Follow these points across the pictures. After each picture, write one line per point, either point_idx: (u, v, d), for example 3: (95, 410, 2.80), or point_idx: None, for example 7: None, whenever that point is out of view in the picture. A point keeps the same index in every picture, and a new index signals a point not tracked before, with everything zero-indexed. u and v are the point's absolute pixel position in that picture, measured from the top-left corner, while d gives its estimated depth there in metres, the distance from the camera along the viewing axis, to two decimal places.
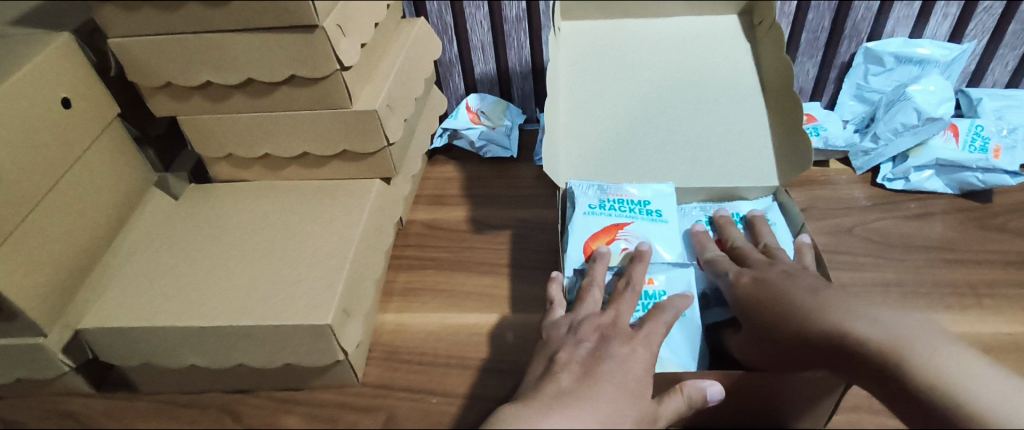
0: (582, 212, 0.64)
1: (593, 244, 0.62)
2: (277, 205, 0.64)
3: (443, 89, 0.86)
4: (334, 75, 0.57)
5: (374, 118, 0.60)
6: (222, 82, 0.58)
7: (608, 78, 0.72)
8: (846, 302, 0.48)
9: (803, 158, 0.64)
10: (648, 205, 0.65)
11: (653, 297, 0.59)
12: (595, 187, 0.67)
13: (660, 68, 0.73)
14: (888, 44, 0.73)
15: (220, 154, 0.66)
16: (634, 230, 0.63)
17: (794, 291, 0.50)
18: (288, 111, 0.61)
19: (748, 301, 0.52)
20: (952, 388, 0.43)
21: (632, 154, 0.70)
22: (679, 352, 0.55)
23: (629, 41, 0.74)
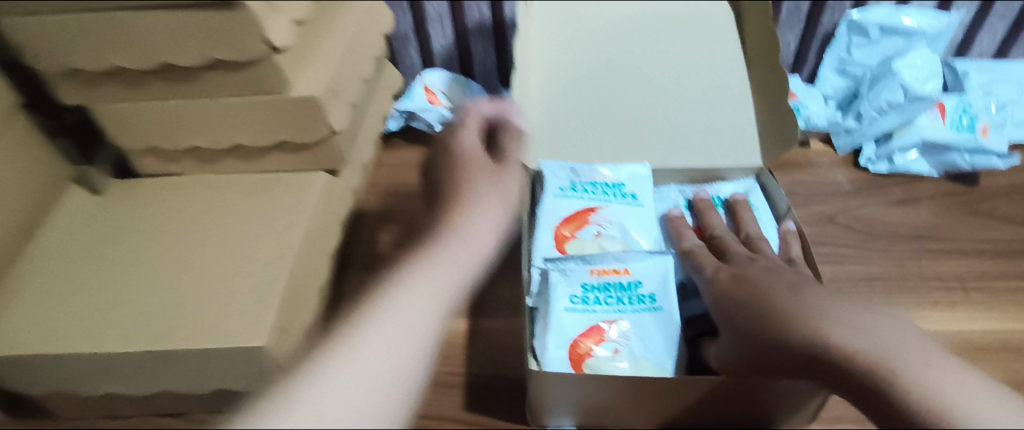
0: (552, 193, 0.56)
1: (564, 230, 0.55)
2: (210, 205, 0.58)
3: (398, 64, 0.78)
4: (264, 59, 0.50)
5: (313, 105, 0.53)
6: (135, 67, 0.51)
7: (578, 50, 0.65)
8: (827, 299, 0.38)
9: (789, 137, 0.58)
10: (623, 188, 0.58)
11: (628, 290, 0.51)
12: (567, 167, 0.58)
13: (635, 38, 0.66)
14: (873, 13, 0.67)
15: (142, 147, 0.59)
16: (608, 214, 0.55)
17: (776, 282, 0.41)
18: (215, 99, 0.53)
19: (724, 294, 0.44)
20: (955, 421, 0.32)
21: (606, 134, 0.63)
22: (656, 348, 0.48)
23: (601, 10, 0.67)
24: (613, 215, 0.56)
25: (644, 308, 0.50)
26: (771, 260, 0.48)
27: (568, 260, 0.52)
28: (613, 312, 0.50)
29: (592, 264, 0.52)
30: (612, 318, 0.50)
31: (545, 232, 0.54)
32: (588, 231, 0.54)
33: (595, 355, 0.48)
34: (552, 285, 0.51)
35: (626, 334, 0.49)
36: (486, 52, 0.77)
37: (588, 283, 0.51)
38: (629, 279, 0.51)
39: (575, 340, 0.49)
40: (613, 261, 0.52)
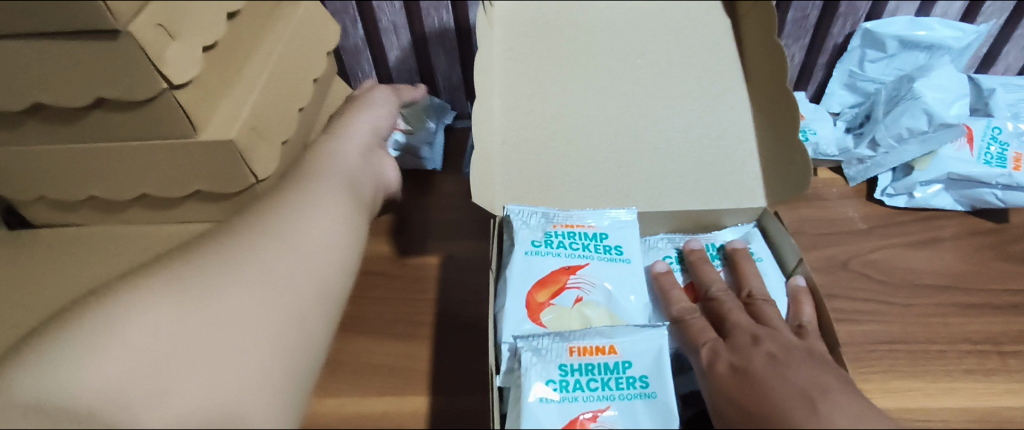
0: (523, 250, 0.48)
1: (538, 296, 0.46)
2: (113, 265, 0.48)
3: (350, 80, 0.69)
4: (163, 96, 0.40)
5: (231, 149, 0.44)
6: (3, 107, 0.41)
7: (552, 69, 0.55)
8: (855, 428, 0.34)
9: (801, 175, 0.49)
10: (606, 240, 0.50)
11: (613, 371, 0.42)
12: (539, 214, 0.50)
13: (619, 54, 0.56)
14: (891, 24, 0.59)
15: (29, 196, 0.49)
16: (590, 274, 0.47)
17: (799, 389, 0.37)
18: (108, 142, 0.44)
19: (732, 389, 0.38)
20: None
21: (585, 170, 0.53)
22: None
23: (578, 20, 0.57)
24: (593, 274, 0.47)
25: (634, 394, 0.41)
26: (780, 341, 0.41)
27: (542, 337, 0.43)
28: (597, 399, 0.41)
29: (572, 340, 0.44)
30: (597, 407, 0.41)
31: (517, 298, 0.46)
32: (566, 297, 0.46)
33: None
34: (525, 366, 0.42)
35: (612, 428, 0.40)
36: (449, 66, 0.67)
37: (567, 364, 0.43)
38: (617, 359, 0.43)
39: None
40: (597, 337, 0.44)
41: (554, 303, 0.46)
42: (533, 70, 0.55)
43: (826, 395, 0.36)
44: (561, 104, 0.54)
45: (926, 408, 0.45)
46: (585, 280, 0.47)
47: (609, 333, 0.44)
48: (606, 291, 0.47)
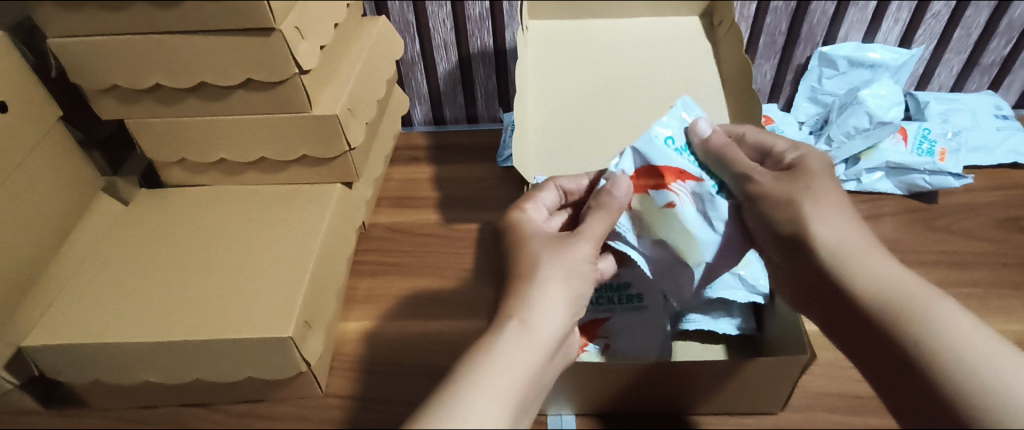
0: None
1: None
2: (232, 211, 0.62)
3: (406, 88, 0.84)
4: (291, 80, 0.55)
5: (334, 122, 0.59)
6: (172, 85, 0.56)
7: (569, 80, 0.71)
8: (851, 248, 0.47)
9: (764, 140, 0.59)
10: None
11: (618, 290, 0.56)
12: None
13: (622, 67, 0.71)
14: (842, 48, 0.75)
15: (172, 159, 0.63)
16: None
17: (799, 220, 0.48)
18: (243, 115, 0.59)
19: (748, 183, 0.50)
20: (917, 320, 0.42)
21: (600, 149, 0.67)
22: (637, 342, 0.54)
23: (592, 43, 0.73)
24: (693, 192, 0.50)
25: (630, 307, 0.56)
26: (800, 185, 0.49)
27: None
28: (602, 311, 0.55)
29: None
30: (602, 315, 0.55)
31: None
32: (662, 195, 0.49)
33: (587, 350, 0.54)
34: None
35: (612, 330, 0.55)
36: (487, 77, 0.82)
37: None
38: (619, 281, 0.56)
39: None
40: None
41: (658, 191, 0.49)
42: (556, 78, 0.71)
43: (824, 218, 0.48)
44: (577, 104, 0.69)
45: None
46: (686, 189, 0.50)
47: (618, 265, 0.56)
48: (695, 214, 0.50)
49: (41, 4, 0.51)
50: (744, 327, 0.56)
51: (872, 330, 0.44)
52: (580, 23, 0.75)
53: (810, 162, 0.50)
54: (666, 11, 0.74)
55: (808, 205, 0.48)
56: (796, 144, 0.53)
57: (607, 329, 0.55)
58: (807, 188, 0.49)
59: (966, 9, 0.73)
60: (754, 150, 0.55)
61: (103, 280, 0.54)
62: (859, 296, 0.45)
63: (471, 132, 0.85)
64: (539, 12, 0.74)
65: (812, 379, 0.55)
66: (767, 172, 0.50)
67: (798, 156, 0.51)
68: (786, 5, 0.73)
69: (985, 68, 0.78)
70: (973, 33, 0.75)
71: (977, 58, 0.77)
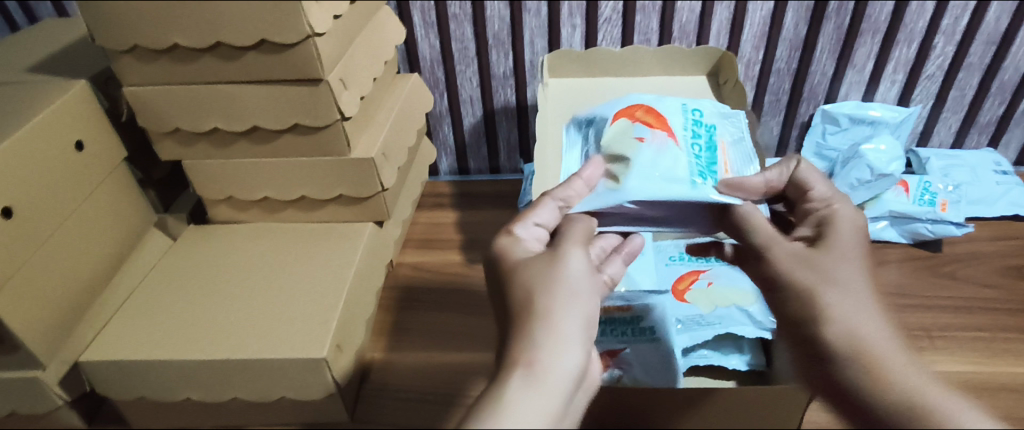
0: None
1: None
2: (272, 245, 0.67)
3: (433, 139, 0.90)
4: (334, 125, 0.61)
5: (370, 165, 0.64)
6: (228, 128, 0.62)
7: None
8: (852, 307, 0.45)
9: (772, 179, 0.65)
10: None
11: (631, 323, 0.60)
12: None
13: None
14: (843, 106, 0.80)
15: (220, 197, 0.69)
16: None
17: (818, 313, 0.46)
18: (288, 157, 0.64)
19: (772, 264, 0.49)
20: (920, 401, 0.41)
21: None
22: (653, 372, 0.56)
23: (605, 109, 0.77)
24: (667, 145, 0.52)
25: (645, 339, 0.58)
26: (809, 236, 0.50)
27: None
28: (618, 342, 0.58)
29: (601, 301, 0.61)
30: (618, 348, 0.58)
31: None
32: (638, 130, 0.53)
33: (603, 378, 0.55)
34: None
35: (628, 360, 0.57)
36: (508, 131, 0.88)
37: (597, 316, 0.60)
38: (632, 313, 0.60)
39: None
40: (619, 300, 0.61)
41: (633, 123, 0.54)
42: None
43: (832, 282, 0.46)
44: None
45: None
46: (657, 136, 0.52)
47: (628, 298, 0.61)
48: (652, 158, 0.51)
49: (122, 56, 0.59)
50: (754, 362, 0.58)
51: (862, 407, 0.43)
52: (592, 80, 0.81)
53: (839, 224, 0.49)
54: (676, 71, 0.80)
55: (828, 290, 0.46)
56: (833, 196, 0.50)
57: (621, 360, 0.57)
58: (822, 271, 0.46)
59: (959, 71, 0.78)
60: (795, 191, 0.53)
61: (154, 304, 0.59)
62: (855, 381, 0.43)
63: (493, 181, 0.91)
64: (557, 71, 0.80)
65: (823, 415, 0.56)
66: (788, 244, 0.49)
67: (826, 211, 0.50)
68: (788, 66, 0.79)
69: (981, 126, 0.83)
70: (967, 93, 0.80)
71: (974, 116, 0.82)
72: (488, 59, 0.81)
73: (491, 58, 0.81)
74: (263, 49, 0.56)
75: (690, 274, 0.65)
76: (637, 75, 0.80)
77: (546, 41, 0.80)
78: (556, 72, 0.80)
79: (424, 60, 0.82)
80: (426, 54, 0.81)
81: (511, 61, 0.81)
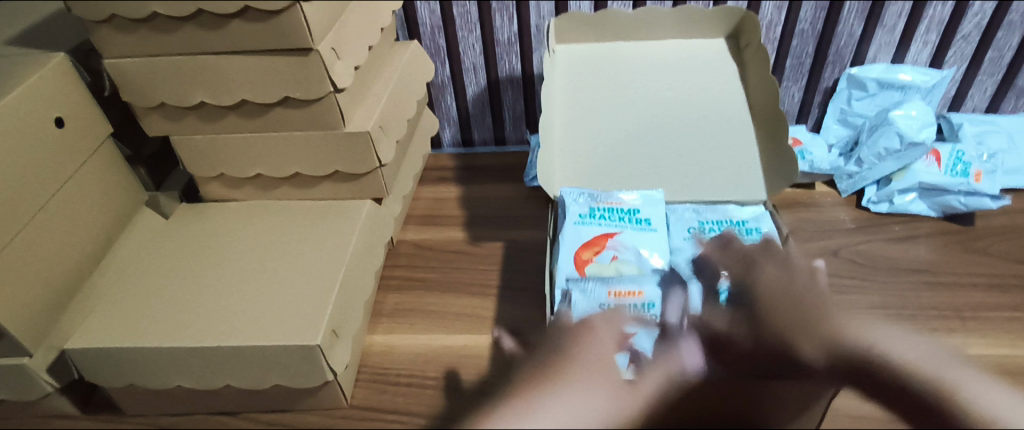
0: (573, 222, 0.63)
1: (583, 255, 0.60)
2: (267, 224, 0.64)
3: (436, 110, 0.86)
4: (327, 97, 0.58)
5: (366, 139, 0.61)
6: (215, 102, 0.59)
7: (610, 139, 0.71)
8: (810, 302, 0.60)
9: (791, 170, 0.65)
10: (637, 214, 0.64)
11: (641, 310, 0.56)
12: (586, 195, 0.66)
13: (659, 115, 0.71)
14: (871, 69, 0.75)
15: (212, 174, 0.66)
16: (623, 240, 0.61)
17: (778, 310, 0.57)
18: (280, 131, 0.61)
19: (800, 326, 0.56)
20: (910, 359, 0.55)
21: (625, 167, 0.70)
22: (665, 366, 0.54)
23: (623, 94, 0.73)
24: None
25: (655, 324, 0.56)
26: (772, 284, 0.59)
27: (587, 281, 0.58)
28: (626, 328, 0.55)
29: (610, 286, 0.57)
30: (626, 334, 0.55)
31: (567, 256, 0.60)
32: None
33: (615, 361, 0.53)
34: (575, 303, 0.56)
35: (637, 347, 0.54)
36: (512, 101, 0.84)
37: (607, 303, 0.56)
38: (643, 301, 0.56)
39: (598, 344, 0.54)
40: (630, 286, 0.57)
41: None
42: (595, 135, 0.71)
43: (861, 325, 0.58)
44: (602, 150, 0.70)
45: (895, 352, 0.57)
46: None
47: (640, 283, 0.57)
48: None
49: (100, 27, 0.55)
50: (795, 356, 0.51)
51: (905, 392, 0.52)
52: (605, 52, 0.75)
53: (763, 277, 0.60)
54: (694, 33, 0.74)
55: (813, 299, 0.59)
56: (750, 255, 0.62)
57: (633, 345, 0.54)
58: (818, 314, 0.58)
59: (998, 29, 0.72)
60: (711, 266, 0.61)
61: (143, 289, 0.57)
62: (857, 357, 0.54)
63: (499, 154, 0.87)
64: (572, 37, 0.75)
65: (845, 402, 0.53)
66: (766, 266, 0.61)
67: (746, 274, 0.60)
68: (812, 28, 0.74)
69: (1020, 89, 0.77)
70: (1006, 55, 0.74)
71: (1011, 81, 0.76)
72: (491, 24, 0.76)
73: (494, 24, 0.76)
74: (246, 17, 0.53)
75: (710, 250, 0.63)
76: (659, 44, 0.75)
77: (552, 4, 0.75)
78: (568, 37, 0.75)
79: (423, 26, 0.78)
80: (426, 20, 0.77)
81: (516, 26, 0.77)
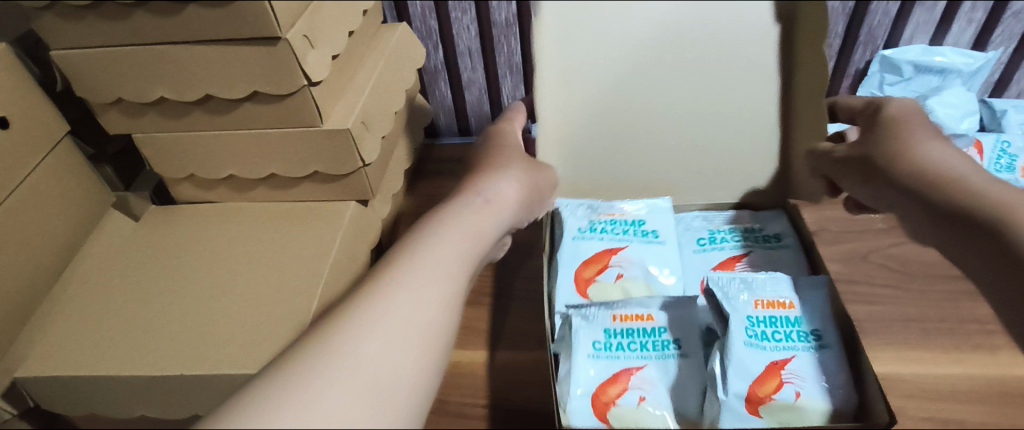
0: (571, 237, 0.61)
1: (585, 273, 0.59)
2: (241, 231, 0.59)
3: (428, 97, 0.80)
4: (300, 92, 0.51)
5: (346, 137, 0.55)
6: (177, 98, 0.53)
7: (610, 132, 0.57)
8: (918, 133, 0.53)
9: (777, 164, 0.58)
10: (643, 226, 0.62)
11: (653, 335, 0.53)
12: (585, 206, 0.63)
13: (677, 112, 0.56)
14: (906, 51, 0.68)
15: (181, 175, 0.60)
16: (629, 255, 0.60)
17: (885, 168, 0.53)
18: (253, 129, 0.55)
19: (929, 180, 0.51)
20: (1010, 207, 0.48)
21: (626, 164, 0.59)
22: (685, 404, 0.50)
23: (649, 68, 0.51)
24: (804, 368, 0.50)
25: (668, 354, 0.52)
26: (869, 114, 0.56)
27: (589, 306, 0.54)
28: (638, 359, 0.52)
29: (615, 309, 0.54)
30: (637, 364, 0.51)
31: (567, 275, 0.59)
32: (786, 392, 0.48)
33: (619, 404, 0.49)
34: (576, 330, 0.53)
35: (651, 379, 0.50)
36: (512, 88, 0.78)
37: (612, 328, 0.53)
38: (654, 324, 0.53)
39: (599, 389, 0.50)
40: (638, 308, 0.54)
41: (774, 399, 0.48)
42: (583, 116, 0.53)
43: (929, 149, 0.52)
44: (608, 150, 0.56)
45: (933, 374, 0.51)
46: (792, 375, 0.49)
47: (648, 305, 0.54)
48: (808, 379, 0.49)
49: (42, 15, 0.49)
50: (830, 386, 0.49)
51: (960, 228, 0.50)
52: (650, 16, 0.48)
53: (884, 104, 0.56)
54: None
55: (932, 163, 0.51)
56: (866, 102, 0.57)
57: (641, 379, 0.50)
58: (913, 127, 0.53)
59: None
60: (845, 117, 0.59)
61: (104, 306, 0.52)
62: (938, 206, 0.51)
63: None
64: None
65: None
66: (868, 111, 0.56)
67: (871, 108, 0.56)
68: (844, 6, 0.66)
69: None
70: None
71: None
72: (487, 4, 0.69)
73: (490, 3, 0.69)
74: (203, 2, 0.46)
75: (723, 263, 0.61)
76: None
77: None
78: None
79: (412, 6, 0.71)
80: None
81: (514, 5, 0.69)
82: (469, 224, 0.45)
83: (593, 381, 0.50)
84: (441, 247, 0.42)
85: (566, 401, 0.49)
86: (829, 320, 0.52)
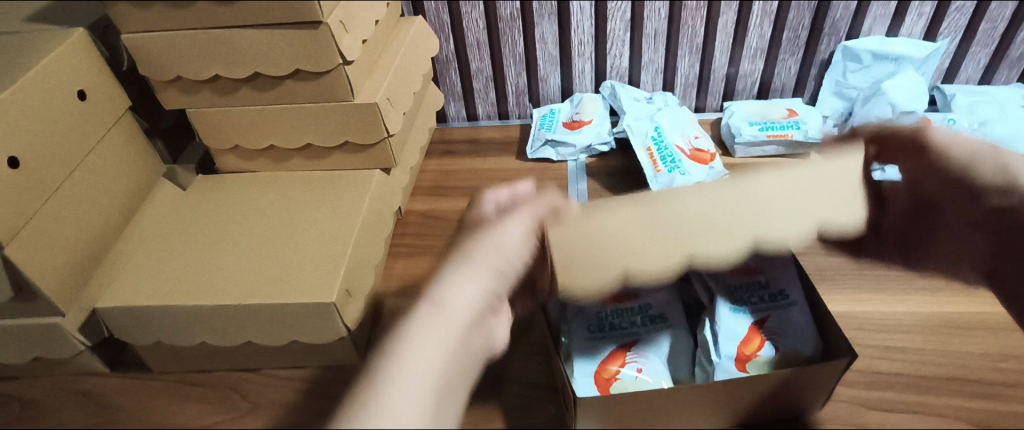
0: None
1: None
2: (282, 194, 0.67)
3: (440, 85, 0.88)
4: (337, 70, 0.60)
5: (374, 110, 0.63)
6: (229, 75, 0.61)
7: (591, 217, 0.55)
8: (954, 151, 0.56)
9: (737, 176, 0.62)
10: None
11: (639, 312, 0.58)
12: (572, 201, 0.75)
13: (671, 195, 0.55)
14: (865, 43, 0.76)
15: (227, 146, 0.68)
16: None
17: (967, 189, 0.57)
18: (292, 103, 0.63)
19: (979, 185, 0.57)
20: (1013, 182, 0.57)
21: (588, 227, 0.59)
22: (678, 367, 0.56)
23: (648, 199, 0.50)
24: (775, 325, 0.55)
25: (657, 328, 0.57)
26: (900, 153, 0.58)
27: None
28: (630, 335, 0.57)
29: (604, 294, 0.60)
30: (630, 341, 0.56)
31: None
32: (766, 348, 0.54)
33: (620, 378, 0.53)
34: (571, 315, 0.57)
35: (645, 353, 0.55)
36: (515, 77, 0.86)
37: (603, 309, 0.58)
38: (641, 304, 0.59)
39: (599, 367, 0.54)
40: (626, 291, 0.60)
41: (759, 355, 0.54)
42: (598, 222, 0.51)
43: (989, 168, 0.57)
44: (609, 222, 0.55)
45: (882, 312, 0.60)
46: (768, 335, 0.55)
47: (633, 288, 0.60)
48: (783, 336, 0.54)
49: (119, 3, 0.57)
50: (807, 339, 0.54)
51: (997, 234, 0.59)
52: (680, 211, 0.45)
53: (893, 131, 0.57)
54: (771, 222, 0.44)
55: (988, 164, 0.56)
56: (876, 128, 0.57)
57: (637, 353, 0.55)
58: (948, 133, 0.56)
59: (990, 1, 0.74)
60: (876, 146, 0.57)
61: (166, 253, 0.60)
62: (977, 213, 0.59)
63: (503, 128, 0.89)
64: (646, 258, 0.43)
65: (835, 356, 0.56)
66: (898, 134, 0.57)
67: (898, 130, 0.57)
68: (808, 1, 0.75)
69: (1013, 60, 0.79)
70: (999, 26, 0.76)
71: (1004, 51, 0.78)
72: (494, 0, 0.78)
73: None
74: None
75: None
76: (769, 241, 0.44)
77: None
78: (662, 260, 0.43)
79: (428, 1, 0.80)
80: None
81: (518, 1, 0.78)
82: (456, 308, 0.44)
83: (593, 360, 0.55)
84: (433, 345, 0.42)
85: (571, 378, 0.53)
86: (797, 285, 0.58)
